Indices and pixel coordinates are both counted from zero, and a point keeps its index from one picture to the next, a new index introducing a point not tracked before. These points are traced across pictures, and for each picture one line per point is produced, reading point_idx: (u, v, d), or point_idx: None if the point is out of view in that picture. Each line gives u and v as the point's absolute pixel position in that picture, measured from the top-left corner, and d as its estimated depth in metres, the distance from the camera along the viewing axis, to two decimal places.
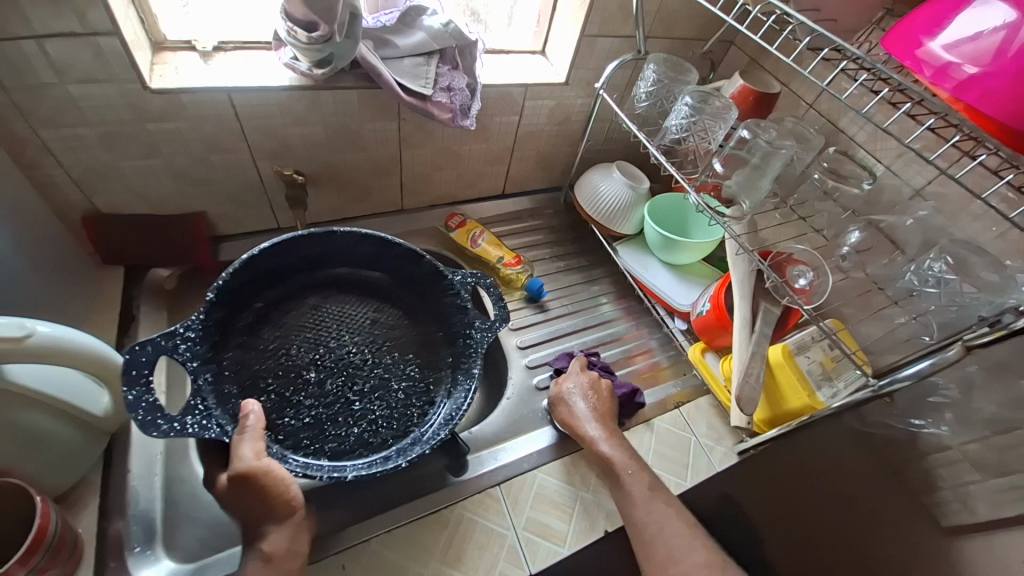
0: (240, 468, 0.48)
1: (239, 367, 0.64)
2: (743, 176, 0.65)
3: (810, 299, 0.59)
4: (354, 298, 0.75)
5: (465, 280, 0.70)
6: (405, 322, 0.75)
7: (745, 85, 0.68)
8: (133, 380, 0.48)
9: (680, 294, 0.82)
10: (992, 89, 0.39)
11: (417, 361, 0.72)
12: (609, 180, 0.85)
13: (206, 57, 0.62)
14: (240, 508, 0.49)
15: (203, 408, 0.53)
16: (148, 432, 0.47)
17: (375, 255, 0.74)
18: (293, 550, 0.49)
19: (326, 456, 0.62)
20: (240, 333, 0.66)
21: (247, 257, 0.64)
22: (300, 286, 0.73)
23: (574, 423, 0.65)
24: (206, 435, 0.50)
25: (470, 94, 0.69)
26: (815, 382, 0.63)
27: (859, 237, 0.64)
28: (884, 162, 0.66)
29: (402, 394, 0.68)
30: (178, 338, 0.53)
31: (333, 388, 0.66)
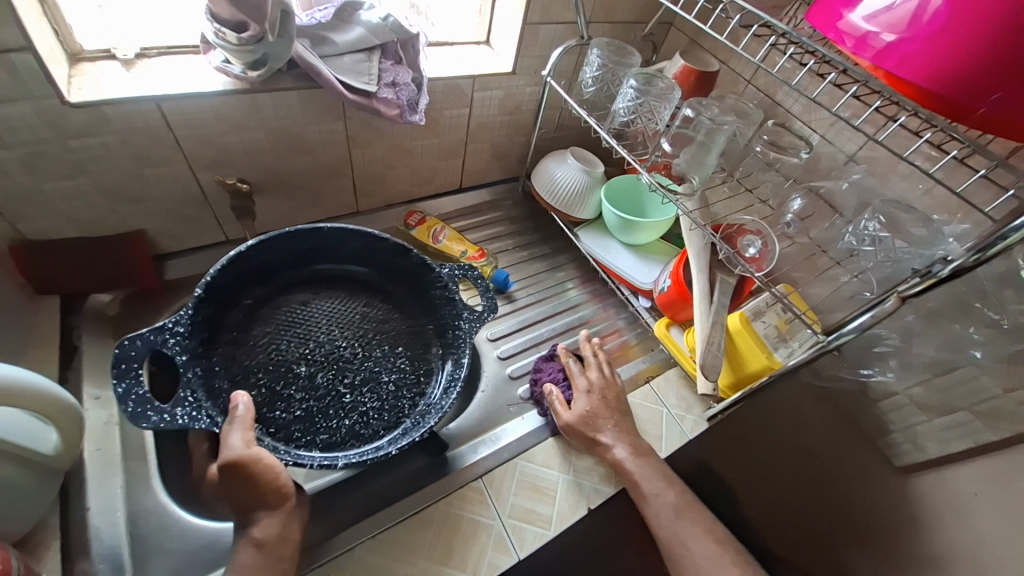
0: (229, 458, 0.50)
1: (229, 362, 0.65)
2: (690, 154, 0.67)
3: (762, 266, 0.62)
4: (344, 293, 0.76)
5: (453, 273, 0.71)
6: (395, 315, 0.76)
7: (685, 64, 0.70)
8: (125, 373, 0.50)
9: (641, 273, 0.83)
10: (909, 55, 0.41)
11: (408, 352, 0.73)
12: (564, 166, 0.86)
13: (129, 66, 0.58)
14: (233, 498, 0.51)
15: (194, 400, 0.55)
16: (138, 424, 0.49)
17: (364, 250, 0.75)
18: (285, 537, 0.51)
19: (318, 447, 0.62)
20: (230, 330, 0.68)
21: (235, 254, 0.64)
22: (289, 283, 0.74)
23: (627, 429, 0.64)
24: (196, 425, 0.52)
25: (416, 88, 0.68)
26: (772, 343, 0.66)
27: (801, 204, 0.67)
28: (819, 131, 0.69)
29: (392, 386, 0.69)
30: (167, 333, 0.56)
31: (324, 381, 0.67)
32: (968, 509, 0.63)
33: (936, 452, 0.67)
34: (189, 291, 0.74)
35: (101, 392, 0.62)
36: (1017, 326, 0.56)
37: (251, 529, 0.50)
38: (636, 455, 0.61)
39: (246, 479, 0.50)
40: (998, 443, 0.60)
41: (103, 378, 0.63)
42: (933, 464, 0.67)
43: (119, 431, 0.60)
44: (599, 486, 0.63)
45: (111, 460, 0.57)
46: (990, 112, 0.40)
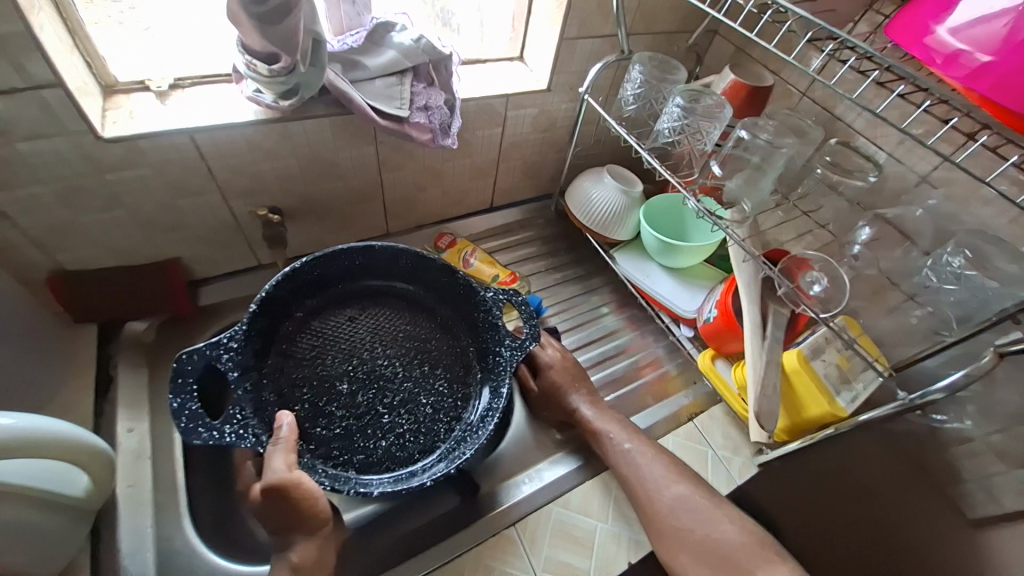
0: (274, 479, 0.50)
1: (278, 374, 0.65)
2: (742, 178, 0.62)
3: (830, 305, 0.57)
4: (390, 309, 0.74)
5: (497, 297, 0.68)
6: (437, 335, 0.73)
7: (736, 79, 0.64)
8: (181, 388, 0.52)
9: (685, 300, 0.79)
10: (1007, 78, 0.36)
11: (448, 374, 0.70)
12: (600, 186, 0.82)
13: (162, 97, 0.58)
14: (272, 517, 0.51)
15: (241, 418, 0.56)
16: (190, 440, 0.49)
17: (415, 267, 0.72)
18: (320, 560, 0.52)
19: (355, 468, 0.61)
20: (281, 342, 0.67)
21: (290, 270, 0.64)
22: (341, 296, 0.72)
23: (603, 415, 0.66)
24: (243, 444, 0.53)
25: (449, 111, 0.66)
26: (834, 387, 0.61)
27: (869, 233, 0.61)
28: (885, 150, 0.63)
29: (429, 409, 0.66)
30: (222, 348, 0.57)
31: (365, 400, 0.65)
32: None
33: None
34: (221, 316, 0.73)
35: (134, 425, 0.61)
36: None
37: (289, 553, 0.51)
38: (598, 409, 0.67)
39: (287, 503, 0.51)
40: None
41: (139, 409, 0.62)
42: None
43: (150, 465, 0.59)
44: (639, 536, 0.59)
45: (143, 499, 0.56)
46: None
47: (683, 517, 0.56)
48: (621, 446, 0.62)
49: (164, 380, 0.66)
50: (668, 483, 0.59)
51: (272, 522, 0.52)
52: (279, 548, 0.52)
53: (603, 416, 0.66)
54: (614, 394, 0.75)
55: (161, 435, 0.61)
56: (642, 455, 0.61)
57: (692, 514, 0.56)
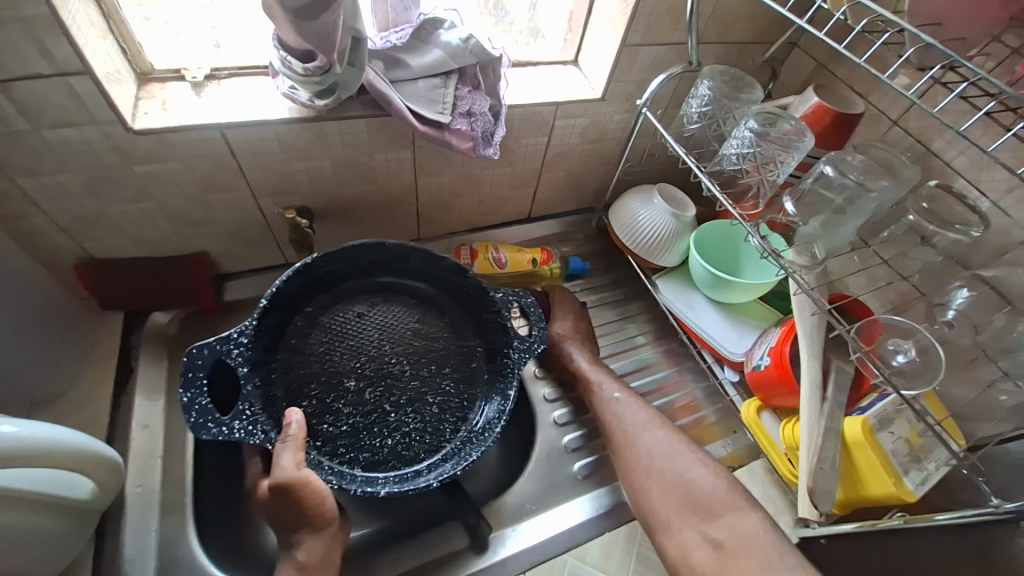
0: (281, 479, 0.48)
1: (287, 371, 0.61)
2: (820, 221, 0.55)
3: (916, 385, 0.49)
4: (401, 306, 0.69)
5: (507, 298, 0.63)
6: (447, 335, 0.68)
7: (821, 102, 0.57)
8: (190, 382, 0.50)
9: (731, 340, 0.72)
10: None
11: (456, 375, 0.66)
12: (649, 207, 0.76)
13: (197, 88, 0.55)
14: (277, 514, 0.50)
15: (251, 414, 0.53)
16: (198, 435, 0.48)
17: (427, 266, 0.67)
18: (328, 559, 0.51)
19: (360, 466, 0.58)
20: (290, 338, 0.63)
21: (302, 265, 0.60)
22: (350, 292, 0.68)
23: (596, 364, 0.68)
24: (252, 441, 0.51)
25: (494, 118, 0.61)
26: (901, 465, 0.53)
27: (966, 298, 0.52)
28: (991, 196, 0.54)
29: (436, 408, 0.63)
30: (232, 343, 0.53)
31: (372, 397, 0.62)
32: None
33: None
34: (242, 313, 0.71)
35: (149, 420, 0.59)
36: None
37: (295, 551, 0.50)
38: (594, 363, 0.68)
39: (293, 502, 0.49)
40: None
41: (155, 403, 0.61)
42: None
43: (160, 465, 0.57)
44: None
45: (150, 500, 0.55)
46: None
47: (655, 456, 0.58)
48: (609, 393, 0.64)
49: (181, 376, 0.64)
50: (645, 431, 0.60)
51: (280, 520, 0.50)
52: (285, 545, 0.50)
53: (596, 365, 0.68)
54: None
55: (171, 435, 0.59)
56: (629, 403, 0.63)
57: (663, 458, 0.58)
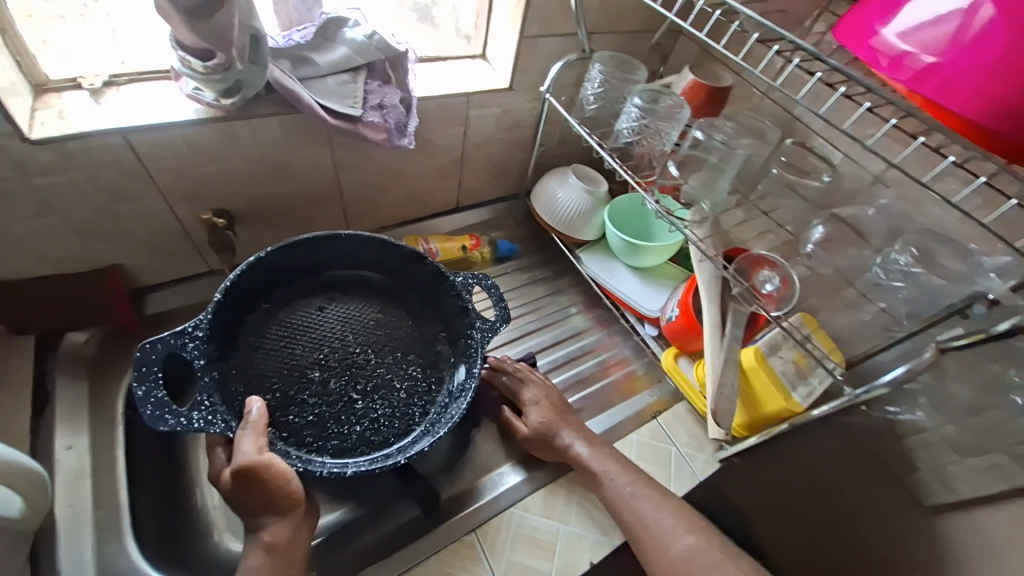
0: (242, 462, 0.47)
1: (245, 367, 0.61)
2: (699, 179, 0.63)
3: (782, 304, 0.58)
4: (359, 299, 0.71)
5: (466, 281, 0.68)
6: (408, 323, 0.70)
7: (695, 80, 0.64)
8: (145, 376, 0.49)
9: (648, 299, 0.79)
10: (953, 80, 0.36)
11: (420, 360, 0.67)
12: (565, 186, 0.81)
13: (97, 96, 0.55)
14: (241, 498, 0.50)
15: (210, 404, 0.52)
16: (156, 427, 0.47)
17: (382, 257, 0.70)
18: (295, 541, 0.51)
19: (329, 454, 0.58)
20: (247, 335, 0.63)
21: (254, 259, 0.61)
22: (307, 287, 0.69)
23: (597, 453, 0.62)
24: (212, 430, 0.50)
25: (405, 110, 0.64)
26: (790, 382, 0.62)
27: (822, 232, 0.62)
28: (842, 150, 0.62)
29: (403, 393, 0.64)
30: (187, 337, 0.54)
31: (337, 387, 0.63)
32: None
33: None
34: (168, 325, 0.69)
35: (74, 441, 0.57)
36: None
37: (261, 533, 0.50)
38: (591, 446, 0.63)
39: (255, 487, 0.48)
40: None
41: (79, 422, 0.58)
42: None
43: (90, 485, 0.55)
44: (602, 538, 0.59)
45: (82, 519, 0.53)
46: None
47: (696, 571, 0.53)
48: (621, 487, 0.59)
49: (105, 393, 0.62)
50: (676, 535, 0.56)
51: (243, 507, 0.50)
52: (251, 529, 0.51)
53: (597, 454, 0.62)
54: (581, 395, 0.75)
55: (101, 451, 0.58)
56: (643, 498, 0.58)
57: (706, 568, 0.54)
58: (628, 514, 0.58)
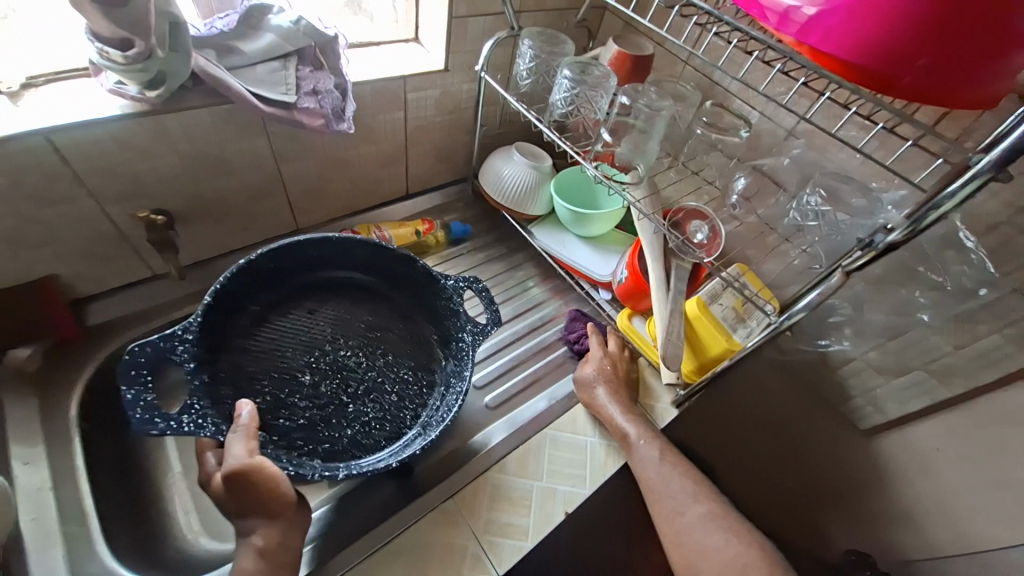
0: (234, 466, 0.47)
1: (235, 370, 0.61)
2: (631, 142, 0.66)
3: (713, 249, 0.63)
4: (350, 301, 0.72)
5: (458, 285, 0.66)
6: (400, 326, 0.71)
7: (620, 50, 0.67)
8: (134, 380, 0.47)
9: (599, 265, 0.82)
10: (835, 29, 0.37)
11: (412, 363, 0.68)
12: (511, 163, 0.83)
13: (13, 99, 0.52)
14: (233, 500, 0.49)
15: (199, 408, 0.52)
16: (146, 432, 0.45)
17: (373, 258, 0.70)
18: (286, 544, 0.49)
19: (319, 457, 0.59)
20: (236, 338, 0.63)
21: (245, 261, 0.60)
22: (297, 289, 0.69)
23: (630, 415, 0.66)
24: (203, 433, 0.49)
25: (341, 95, 0.64)
26: (731, 326, 0.66)
27: (745, 183, 0.66)
28: (758, 109, 0.68)
29: (395, 396, 0.65)
30: (177, 339, 0.53)
31: (328, 390, 0.64)
32: (931, 463, 0.68)
33: (896, 413, 0.71)
34: (116, 333, 0.68)
35: (28, 457, 0.56)
36: (960, 286, 0.58)
37: (251, 536, 0.49)
38: (629, 414, 0.66)
39: (247, 489, 0.48)
40: (951, 399, 0.64)
41: (31, 438, 0.57)
42: (894, 425, 0.72)
43: (53, 497, 0.54)
44: (574, 488, 0.63)
45: (48, 529, 0.52)
46: (915, 82, 0.36)
47: (704, 537, 0.58)
48: (637, 450, 0.63)
49: (57, 406, 0.60)
50: (691, 503, 0.60)
51: (235, 506, 0.49)
52: (240, 533, 0.49)
53: (630, 417, 0.65)
54: (543, 361, 0.78)
55: (59, 465, 0.57)
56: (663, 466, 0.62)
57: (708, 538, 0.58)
58: (652, 479, 0.61)
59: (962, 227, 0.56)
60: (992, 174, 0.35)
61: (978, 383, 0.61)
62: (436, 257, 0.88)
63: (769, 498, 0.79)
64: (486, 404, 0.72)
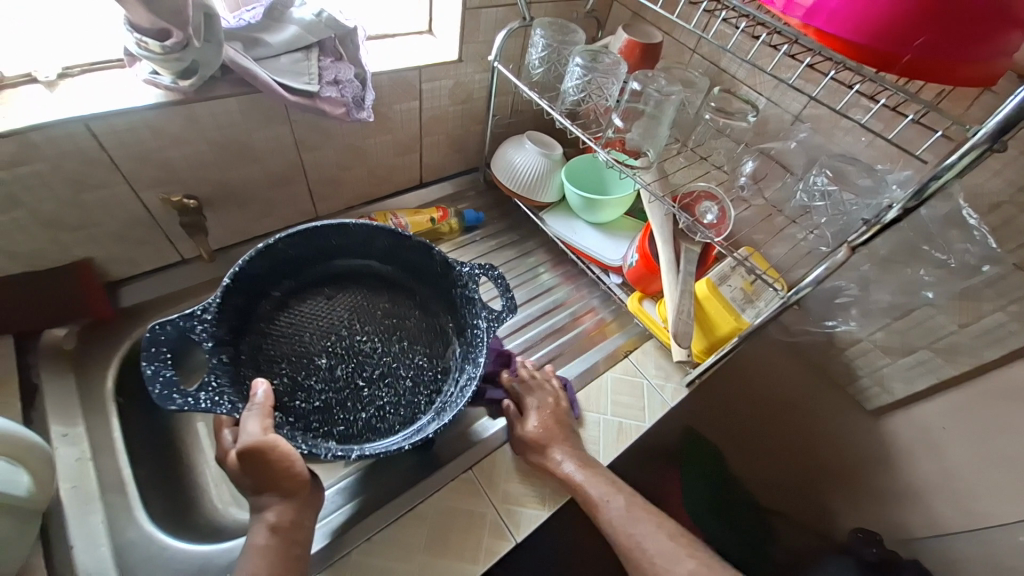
0: (249, 442, 0.47)
1: (256, 351, 0.62)
2: (641, 127, 0.69)
3: (721, 230, 0.65)
4: (369, 289, 0.73)
5: (473, 271, 0.66)
6: (417, 314, 0.72)
7: (630, 38, 0.69)
8: (155, 355, 0.49)
9: (609, 250, 0.85)
10: (839, 10, 0.38)
11: (428, 350, 0.69)
12: (522, 151, 0.85)
13: (51, 87, 0.56)
14: (249, 477, 0.49)
15: (216, 385, 0.53)
16: (165, 406, 0.46)
17: (390, 247, 0.71)
18: (299, 522, 0.51)
19: (335, 439, 0.59)
20: (258, 321, 0.65)
21: (265, 244, 0.62)
22: (318, 276, 0.71)
23: (591, 469, 0.60)
24: (219, 410, 0.50)
25: (361, 84, 0.67)
26: (739, 306, 0.68)
27: (753, 166, 0.68)
28: (765, 94, 0.70)
29: (410, 381, 0.65)
30: (196, 319, 0.55)
31: (344, 374, 0.64)
32: (938, 442, 0.70)
33: (903, 391, 0.72)
34: (147, 315, 0.71)
35: (68, 430, 0.59)
36: (964, 263, 0.59)
37: (266, 511, 0.50)
38: (586, 468, 0.60)
39: (265, 465, 0.48)
40: (960, 375, 0.65)
41: (70, 415, 0.60)
42: (900, 405, 0.73)
43: (92, 466, 0.58)
44: None
45: (88, 495, 0.55)
46: (915, 59, 0.37)
47: None
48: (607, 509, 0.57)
49: (93, 383, 0.63)
50: (676, 560, 0.54)
51: (249, 484, 0.50)
52: (259, 509, 0.51)
53: (593, 472, 0.59)
54: (555, 344, 0.80)
55: (97, 438, 0.60)
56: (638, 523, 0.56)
57: None
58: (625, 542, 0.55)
59: (964, 205, 0.57)
60: (987, 146, 0.37)
61: (982, 361, 0.62)
62: (450, 243, 0.90)
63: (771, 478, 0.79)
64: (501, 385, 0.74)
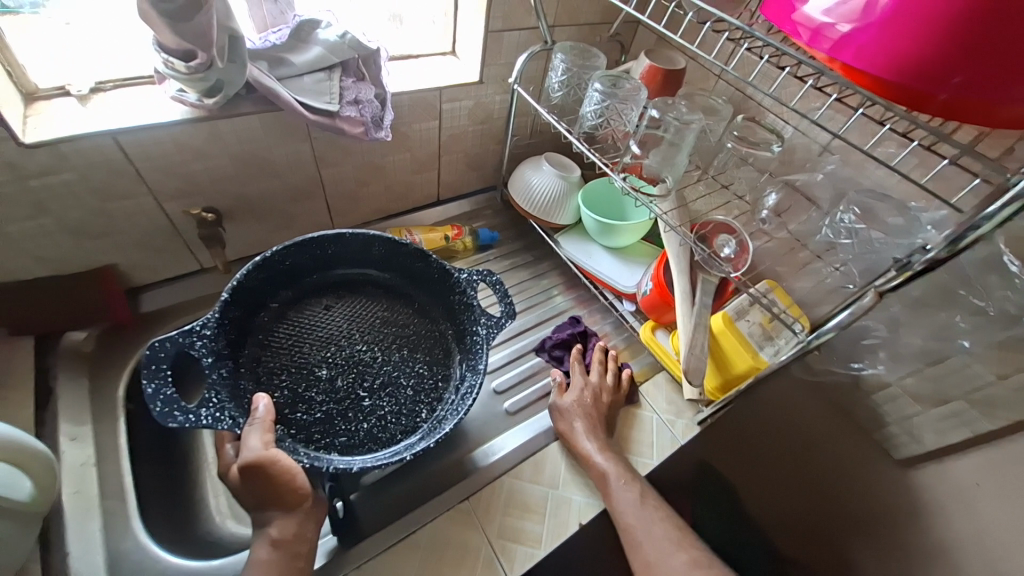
0: (249, 458, 0.47)
1: (255, 364, 0.62)
2: (659, 154, 0.67)
3: (740, 264, 0.63)
4: (366, 297, 0.73)
5: (471, 278, 0.66)
6: (414, 321, 0.72)
7: (651, 63, 0.68)
8: (155, 374, 0.49)
9: (624, 277, 0.83)
10: (869, 46, 0.36)
11: (427, 358, 0.68)
12: (540, 173, 0.85)
13: (84, 101, 0.58)
14: (252, 493, 0.49)
15: (217, 401, 0.53)
16: (165, 424, 0.46)
17: (388, 254, 0.71)
18: (302, 534, 0.50)
19: (336, 450, 0.58)
20: (257, 334, 0.65)
21: (262, 257, 0.63)
22: (315, 286, 0.71)
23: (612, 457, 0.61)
24: (221, 426, 0.50)
25: (380, 105, 0.68)
26: (757, 343, 0.66)
27: (777, 199, 0.65)
28: (792, 123, 0.67)
29: (411, 390, 0.64)
30: (195, 335, 0.54)
31: (344, 384, 0.63)
32: (972, 498, 0.64)
33: (935, 443, 0.67)
34: (163, 322, 0.72)
35: (77, 432, 0.60)
36: (1004, 311, 0.55)
37: (269, 526, 0.50)
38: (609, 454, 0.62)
39: (265, 479, 0.48)
40: (994, 432, 0.60)
41: (81, 416, 0.61)
42: (932, 457, 0.68)
43: (95, 471, 0.58)
44: (589, 499, 0.62)
45: (88, 502, 0.56)
46: (950, 99, 0.35)
47: None
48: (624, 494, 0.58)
49: (106, 387, 0.65)
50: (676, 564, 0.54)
51: (251, 498, 0.50)
52: (256, 525, 0.50)
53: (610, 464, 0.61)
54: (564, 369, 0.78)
55: (104, 443, 0.61)
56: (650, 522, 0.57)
57: None
58: (629, 524, 0.57)
59: (1005, 250, 0.53)
60: None
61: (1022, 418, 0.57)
62: (462, 262, 0.90)
63: (786, 518, 0.75)
64: (506, 412, 0.72)
